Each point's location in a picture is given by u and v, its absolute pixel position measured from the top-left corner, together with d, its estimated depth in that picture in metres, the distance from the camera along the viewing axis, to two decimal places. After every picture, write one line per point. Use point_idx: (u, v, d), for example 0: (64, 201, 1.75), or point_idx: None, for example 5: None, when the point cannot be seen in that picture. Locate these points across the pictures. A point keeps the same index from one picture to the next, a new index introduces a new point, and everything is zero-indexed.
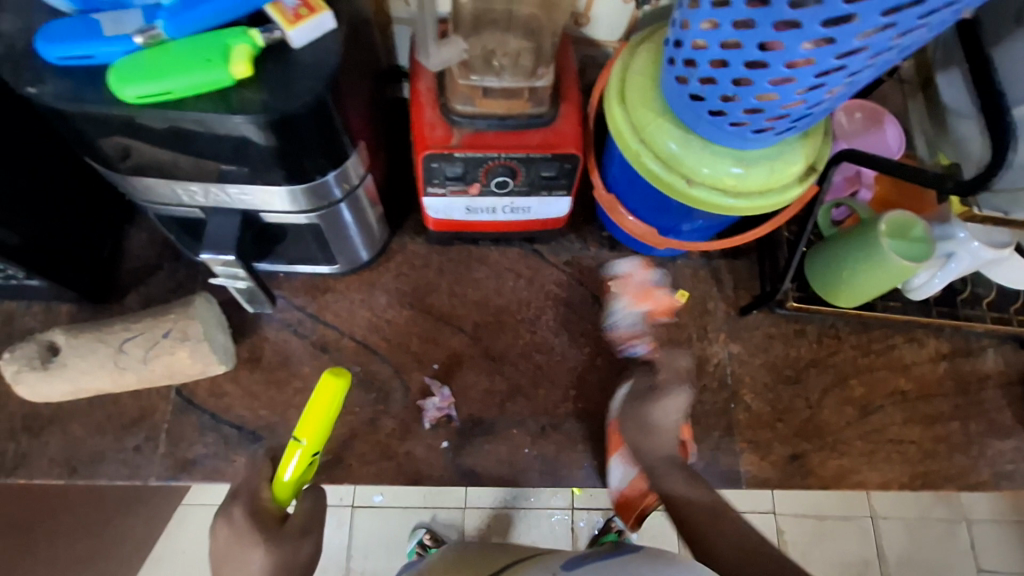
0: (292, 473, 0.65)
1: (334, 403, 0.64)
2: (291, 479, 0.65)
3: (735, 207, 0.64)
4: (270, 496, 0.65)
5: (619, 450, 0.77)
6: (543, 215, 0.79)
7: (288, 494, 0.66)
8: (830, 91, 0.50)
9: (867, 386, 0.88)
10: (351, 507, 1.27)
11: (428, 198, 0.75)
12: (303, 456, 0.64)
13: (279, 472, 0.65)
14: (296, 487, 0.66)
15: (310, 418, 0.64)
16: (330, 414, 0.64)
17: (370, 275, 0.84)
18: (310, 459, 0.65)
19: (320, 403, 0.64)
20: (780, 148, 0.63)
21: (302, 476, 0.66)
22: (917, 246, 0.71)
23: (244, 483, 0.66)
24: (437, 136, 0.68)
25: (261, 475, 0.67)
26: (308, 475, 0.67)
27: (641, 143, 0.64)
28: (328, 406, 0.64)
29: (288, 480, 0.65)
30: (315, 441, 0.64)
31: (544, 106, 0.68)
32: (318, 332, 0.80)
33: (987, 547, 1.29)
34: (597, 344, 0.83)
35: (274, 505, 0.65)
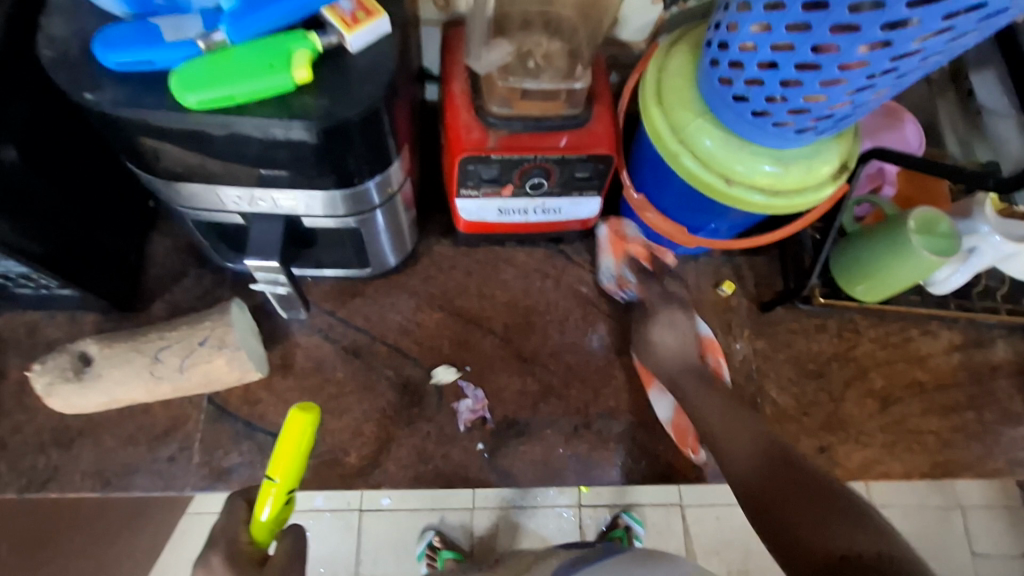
0: (267, 514, 0.60)
1: (304, 439, 0.60)
2: (266, 520, 0.60)
3: (771, 205, 0.65)
4: (248, 540, 0.60)
5: (653, 382, 0.81)
6: (573, 216, 0.79)
7: (267, 535, 0.61)
8: (877, 92, 0.51)
9: (887, 379, 0.90)
10: (359, 511, 1.17)
11: (460, 200, 0.75)
12: (275, 497, 0.60)
13: (254, 515, 0.60)
14: (274, 527, 0.61)
15: (280, 455, 0.59)
16: (301, 449, 0.60)
17: (398, 279, 0.83)
18: (286, 498, 0.60)
19: (290, 439, 0.59)
20: (815, 148, 0.64)
21: (280, 516, 0.61)
22: (945, 241, 0.72)
23: (221, 529, 0.61)
24: (474, 139, 0.68)
25: (238, 517, 0.61)
26: (287, 515, 0.63)
27: (679, 143, 0.64)
28: (298, 441, 0.60)
29: (265, 521, 0.60)
30: (289, 479, 0.60)
31: (579, 108, 0.69)
32: (349, 336, 0.79)
33: (981, 533, 1.26)
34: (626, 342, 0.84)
35: (252, 548, 0.60)
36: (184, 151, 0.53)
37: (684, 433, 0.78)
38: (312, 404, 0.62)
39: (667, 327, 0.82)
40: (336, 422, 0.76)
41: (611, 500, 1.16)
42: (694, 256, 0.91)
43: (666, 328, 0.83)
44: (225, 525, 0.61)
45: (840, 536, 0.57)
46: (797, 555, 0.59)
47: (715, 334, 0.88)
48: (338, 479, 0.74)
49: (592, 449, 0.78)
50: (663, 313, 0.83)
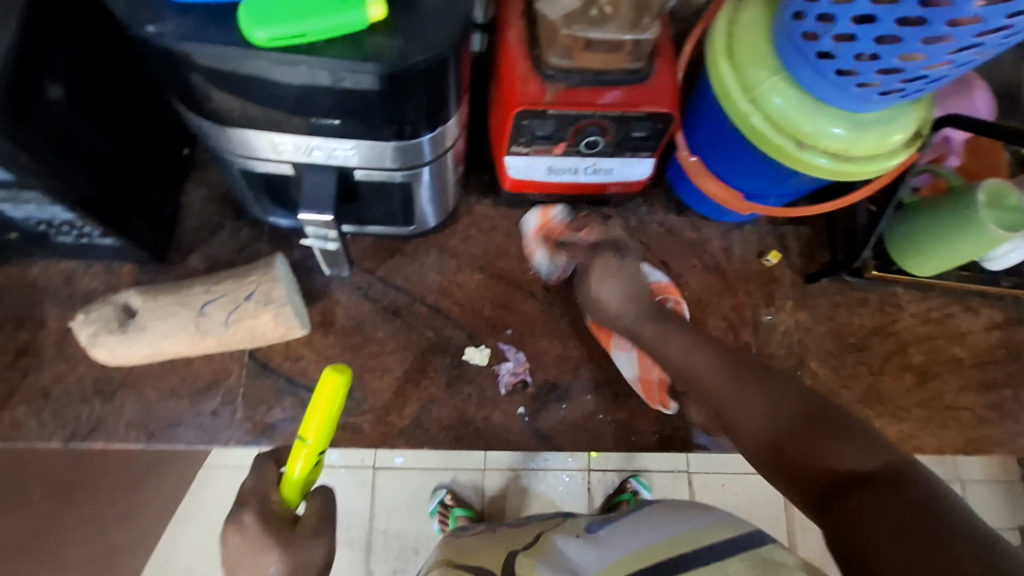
0: (296, 474, 0.58)
1: (335, 407, 0.53)
2: (297, 479, 0.58)
3: (841, 170, 0.63)
4: (279, 498, 0.60)
5: (612, 341, 0.78)
6: (624, 177, 0.77)
7: (297, 493, 0.60)
8: (980, 52, 0.49)
9: (925, 354, 0.89)
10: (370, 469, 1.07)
11: (510, 157, 0.72)
12: (306, 457, 0.56)
13: (285, 472, 0.58)
14: (306, 484, 0.59)
15: (311, 420, 0.54)
16: (333, 412, 0.54)
17: (438, 238, 0.81)
18: (316, 459, 0.57)
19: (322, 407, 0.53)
20: (892, 112, 0.61)
21: (309, 475, 0.59)
22: (1011, 214, 0.70)
23: (250, 487, 0.60)
24: (530, 92, 0.65)
25: (267, 478, 0.61)
26: (317, 473, 0.60)
27: (749, 102, 0.62)
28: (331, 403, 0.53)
29: (296, 478, 0.58)
30: (321, 441, 0.55)
31: (642, 62, 0.65)
32: (389, 296, 0.78)
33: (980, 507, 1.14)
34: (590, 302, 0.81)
35: (282, 506, 0.60)
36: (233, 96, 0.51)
37: (651, 388, 0.77)
38: (345, 363, 0.54)
39: (604, 274, 0.76)
40: (378, 382, 0.75)
41: (620, 464, 1.07)
42: (739, 225, 0.88)
43: (607, 282, 0.76)
44: (256, 485, 0.60)
45: (844, 455, 0.50)
46: (796, 481, 0.52)
47: (757, 304, 0.87)
48: (380, 439, 0.74)
49: (634, 414, 0.78)
50: (596, 263, 0.77)
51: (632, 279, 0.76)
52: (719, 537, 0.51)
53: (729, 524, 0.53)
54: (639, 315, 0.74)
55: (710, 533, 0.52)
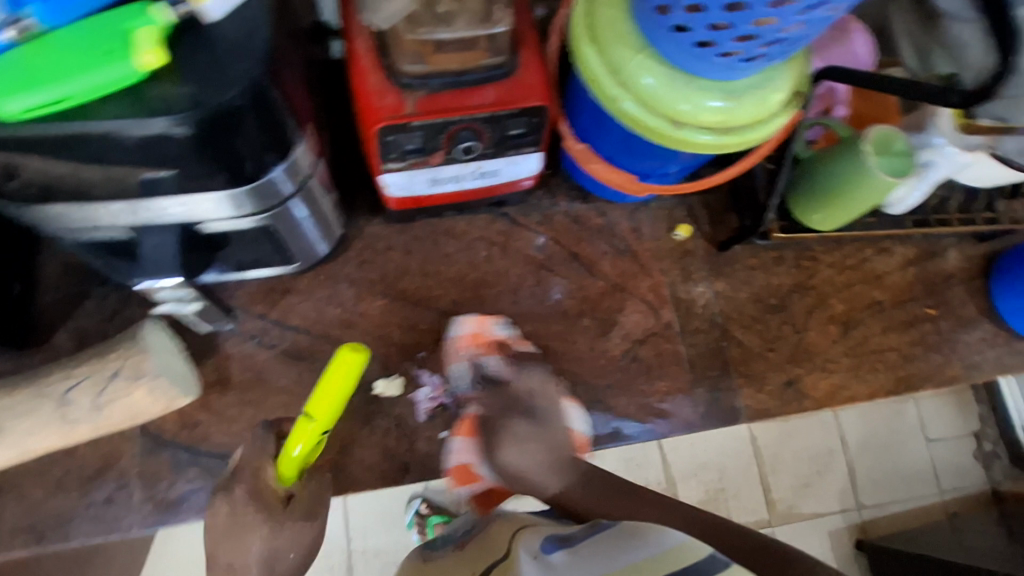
0: (294, 451, 0.62)
1: (347, 381, 0.61)
2: (297, 456, 0.62)
3: (723, 143, 0.60)
4: (274, 476, 0.63)
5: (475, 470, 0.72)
6: (511, 176, 0.73)
7: (292, 473, 0.63)
8: (832, 9, 0.46)
9: (846, 302, 0.90)
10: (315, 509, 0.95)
11: (386, 175, 0.67)
12: (311, 435, 0.61)
13: (285, 451, 0.62)
14: (303, 465, 0.63)
15: (323, 394, 0.61)
16: (344, 389, 0.61)
17: (332, 267, 0.76)
18: (320, 438, 0.62)
19: (335, 380, 0.61)
20: (766, 75, 0.58)
21: (309, 454, 0.63)
22: (900, 162, 0.69)
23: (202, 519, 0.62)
24: (388, 105, 0.60)
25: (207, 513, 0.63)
26: (314, 455, 0.65)
27: (618, 86, 0.58)
28: (342, 383, 0.61)
29: (296, 457, 0.62)
30: (326, 419, 0.62)
31: (503, 56, 0.62)
32: (287, 339, 0.73)
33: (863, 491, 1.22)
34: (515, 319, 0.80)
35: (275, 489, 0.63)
36: (52, 162, 0.44)
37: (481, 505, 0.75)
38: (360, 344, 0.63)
39: (516, 443, 0.67)
40: None
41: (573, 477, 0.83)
42: (645, 203, 0.87)
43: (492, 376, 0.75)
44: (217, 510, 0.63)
45: None
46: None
47: (674, 281, 0.85)
48: None
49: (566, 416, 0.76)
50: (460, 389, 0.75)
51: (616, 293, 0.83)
52: (689, 562, 0.49)
53: (682, 551, 0.50)
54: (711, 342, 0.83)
55: (663, 561, 0.49)
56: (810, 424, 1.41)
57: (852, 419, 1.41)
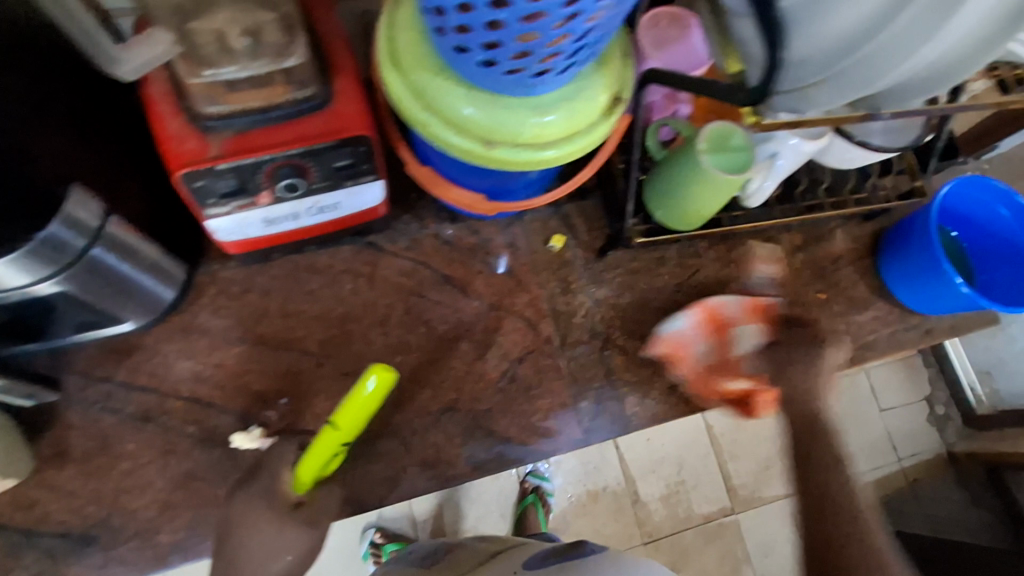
0: (312, 460, 0.63)
1: (372, 403, 0.59)
2: (315, 467, 0.63)
3: (541, 158, 0.58)
4: (289, 480, 0.65)
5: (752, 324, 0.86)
6: (356, 207, 0.71)
7: (306, 481, 0.65)
8: (591, 18, 0.44)
9: (732, 297, 0.89)
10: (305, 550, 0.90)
11: (211, 221, 0.64)
12: (329, 448, 0.62)
13: (303, 461, 0.63)
14: (317, 474, 0.64)
15: (344, 413, 0.60)
16: (367, 410, 0.60)
17: (182, 318, 0.73)
18: (336, 450, 0.63)
19: (359, 401, 0.59)
20: (576, 86, 0.57)
21: (323, 468, 0.64)
22: (736, 155, 0.67)
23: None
24: (190, 150, 0.57)
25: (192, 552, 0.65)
26: (330, 466, 0.66)
27: (424, 109, 0.56)
28: (367, 403, 0.59)
29: (308, 468, 0.63)
30: (346, 435, 0.61)
31: (309, 87, 0.59)
32: (135, 401, 0.69)
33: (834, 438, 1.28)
34: (386, 352, 0.77)
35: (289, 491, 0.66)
36: None
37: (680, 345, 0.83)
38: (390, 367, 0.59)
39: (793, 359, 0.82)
40: (136, 502, 0.66)
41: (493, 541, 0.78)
42: (519, 216, 0.85)
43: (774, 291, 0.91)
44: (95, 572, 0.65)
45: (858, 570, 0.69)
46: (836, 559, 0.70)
47: (554, 294, 0.83)
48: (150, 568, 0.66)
49: (435, 452, 0.74)
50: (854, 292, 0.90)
51: (491, 314, 0.81)
52: None
53: None
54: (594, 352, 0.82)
55: None
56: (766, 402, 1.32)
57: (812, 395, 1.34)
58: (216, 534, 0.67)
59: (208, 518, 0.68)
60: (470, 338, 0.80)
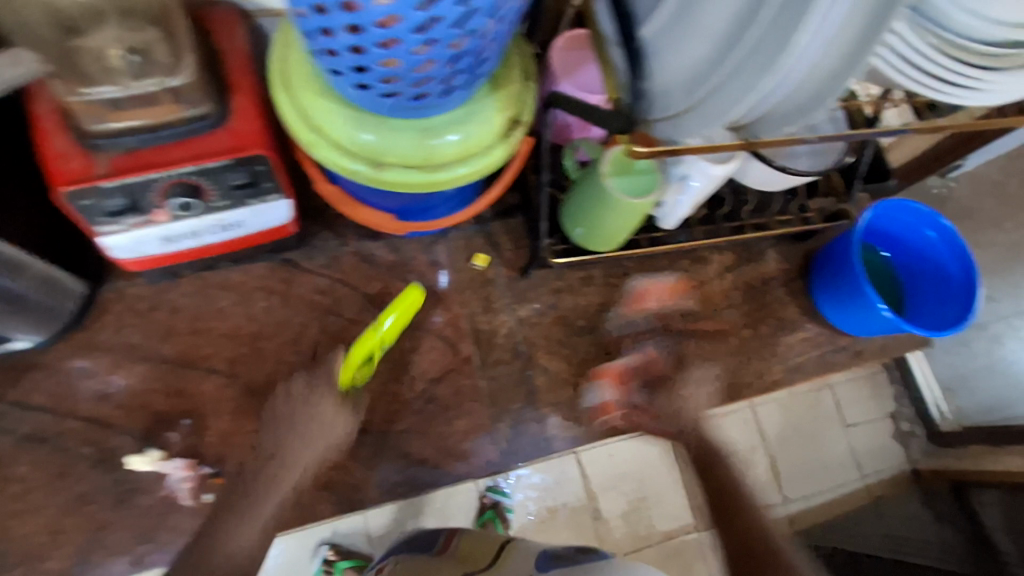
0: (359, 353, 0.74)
1: (412, 306, 0.77)
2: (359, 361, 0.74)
3: (434, 180, 0.58)
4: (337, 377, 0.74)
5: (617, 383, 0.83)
6: (263, 225, 0.70)
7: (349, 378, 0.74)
8: (452, 46, 0.44)
9: (659, 317, 0.88)
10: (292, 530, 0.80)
11: (105, 239, 0.62)
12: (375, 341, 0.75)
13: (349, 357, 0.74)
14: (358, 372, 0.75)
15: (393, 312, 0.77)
16: (409, 312, 0.78)
17: (84, 337, 0.72)
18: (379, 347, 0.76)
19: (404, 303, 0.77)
20: (468, 109, 0.57)
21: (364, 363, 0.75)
22: (641, 178, 0.68)
23: None
24: (75, 169, 0.56)
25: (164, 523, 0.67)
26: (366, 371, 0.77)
27: (311, 131, 0.55)
28: (410, 306, 0.77)
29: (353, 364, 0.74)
30: (388, 334, 0.76)
31: (201, 105, 0.58)
32: (30, 421, 0.69)
33: (870, 450, 1.03)
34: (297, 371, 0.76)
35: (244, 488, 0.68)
36: None
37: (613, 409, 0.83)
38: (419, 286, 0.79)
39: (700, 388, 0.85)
40: (24, 526, 0.66)
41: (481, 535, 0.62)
42: (443, 234, 0.84)
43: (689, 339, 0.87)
44: None
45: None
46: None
47: (475, 312, 0.83)
48: None
49: (343, 475, 0.75)
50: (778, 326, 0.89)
51: (406, 334, 0.80)
52: None
53: None
54: (513, 372, 0.82)
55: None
56: (729, 420, 0.99)
57: (771, 411, 1.00)
58: (99, 560, 0.67)
59: (102, 543, 0.67)
60: (385, 357, 0.79)
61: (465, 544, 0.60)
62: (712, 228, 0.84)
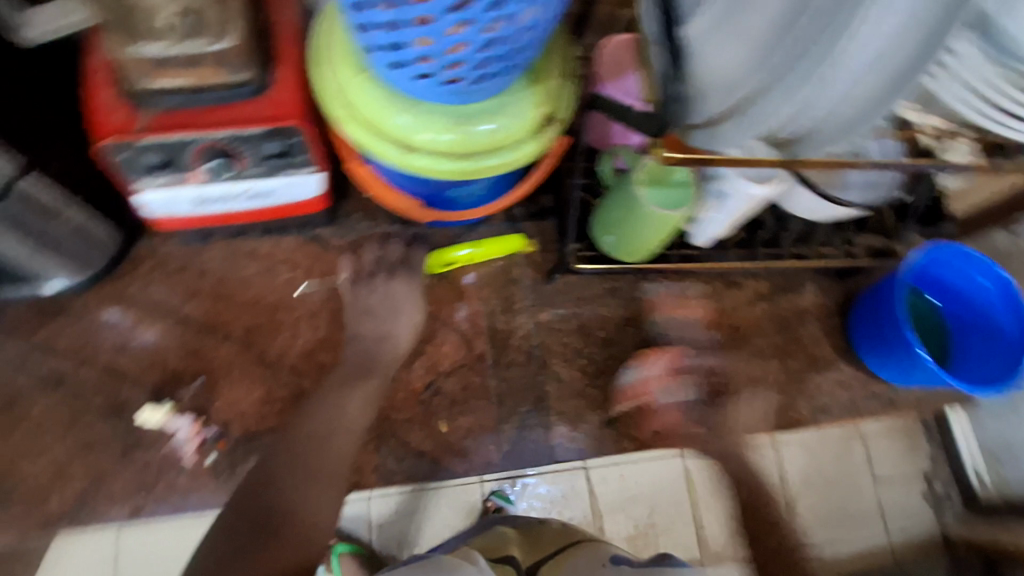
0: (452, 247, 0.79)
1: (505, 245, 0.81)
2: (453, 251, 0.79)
3: (462, 169, 0.58)
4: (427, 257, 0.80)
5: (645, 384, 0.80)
6: (293, 197, 0.71)
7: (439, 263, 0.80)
8: (486, 29, 0.44)
9: (683, 337, 0.85)
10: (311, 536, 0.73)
11: (142, 194, 0.65)
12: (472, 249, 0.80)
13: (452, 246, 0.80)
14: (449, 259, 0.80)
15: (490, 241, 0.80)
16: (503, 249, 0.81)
17: (113, 288, 0.74)
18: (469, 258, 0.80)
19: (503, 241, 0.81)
20: (503, 100, 0.56)
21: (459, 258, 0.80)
22: (677, 191, 0.65)
23: None
24: (117, 122, 0.57)
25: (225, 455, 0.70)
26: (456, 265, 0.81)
27: (345, 108, 0.57)
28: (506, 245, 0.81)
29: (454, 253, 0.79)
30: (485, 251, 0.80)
31: (245, 71, 0.58)
32: (52, 363, 0.71)
33: (904, 508, 0.89)
34: (311, 347, 0.76)
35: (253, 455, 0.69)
36: None
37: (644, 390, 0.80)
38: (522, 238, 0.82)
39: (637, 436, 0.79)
40: (34, 463, 0.69)
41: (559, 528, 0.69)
42: (472, 227, 0.83)
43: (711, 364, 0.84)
44: None
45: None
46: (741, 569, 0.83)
47: (494, 310, 0.81)
48: (37, 528, 0.68)
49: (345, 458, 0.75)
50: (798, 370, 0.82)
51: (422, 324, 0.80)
52: None
53: None
54: (525, 375, 0.80)
55: None
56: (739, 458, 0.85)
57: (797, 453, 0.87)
58: (99, 505, 0.69)
59: (104, 489, 0.69)
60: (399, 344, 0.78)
61: (542, 534, 0.68)
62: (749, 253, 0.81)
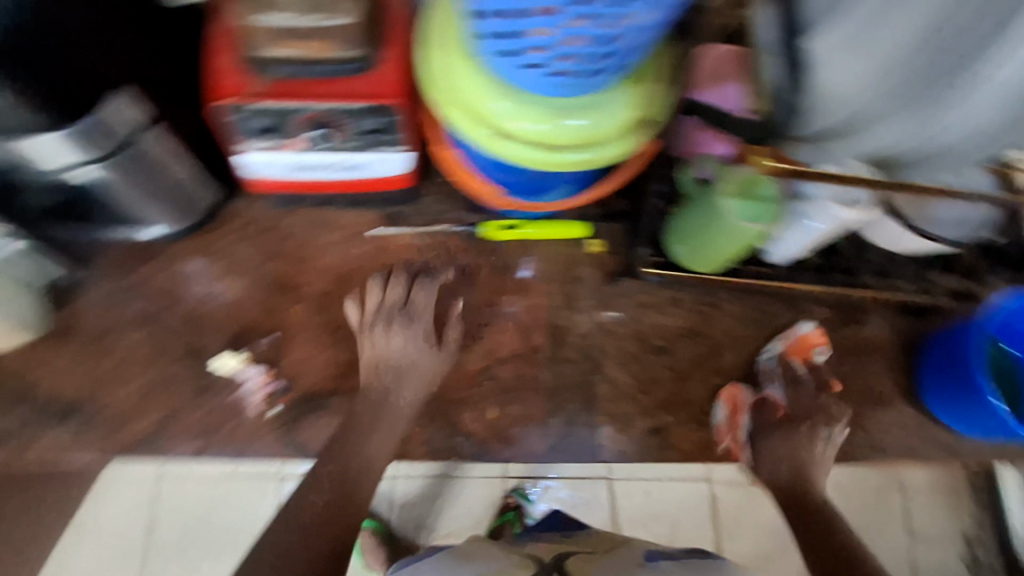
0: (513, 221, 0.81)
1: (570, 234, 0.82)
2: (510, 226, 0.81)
3: (554, 160, 0.60)
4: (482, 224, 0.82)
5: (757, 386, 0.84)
6: (379, 173, 0.73)
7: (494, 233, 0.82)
8: (602, 22, 0.45)
9: (741, 356, 0.84)
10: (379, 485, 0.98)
11: (244, 155, 0.69)
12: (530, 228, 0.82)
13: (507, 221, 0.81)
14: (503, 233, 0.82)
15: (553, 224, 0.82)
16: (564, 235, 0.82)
17: (202, 239, 0.79)
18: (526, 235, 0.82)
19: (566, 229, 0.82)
20: (600, 97, 0.57)
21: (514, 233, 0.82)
22: (765, 207, 0.62)
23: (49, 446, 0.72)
24: (234, 84, 0.61)
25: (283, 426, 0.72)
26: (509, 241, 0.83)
27: (448, 90, 0.60)
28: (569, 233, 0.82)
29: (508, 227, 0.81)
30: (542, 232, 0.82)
31: (355, 47, 0.60)
32: (142, 303, 0.76)
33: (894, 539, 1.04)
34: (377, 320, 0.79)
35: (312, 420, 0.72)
36: None
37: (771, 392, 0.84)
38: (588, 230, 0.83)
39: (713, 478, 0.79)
40: (117, 391, 0.74)
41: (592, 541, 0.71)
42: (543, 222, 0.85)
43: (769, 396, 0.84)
44: (71, 437, 0.72)
45: None
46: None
47: (555, 306, 0.83)
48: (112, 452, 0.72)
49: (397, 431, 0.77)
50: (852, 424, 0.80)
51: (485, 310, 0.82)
52: None
53: None
54: (578, 373, 0.81)
55: None
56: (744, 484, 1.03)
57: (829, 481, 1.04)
58: (168, 439, 0.73)
59: (174, 426, 0.73)
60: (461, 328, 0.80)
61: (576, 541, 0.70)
62: (822, 277, 0.79)
